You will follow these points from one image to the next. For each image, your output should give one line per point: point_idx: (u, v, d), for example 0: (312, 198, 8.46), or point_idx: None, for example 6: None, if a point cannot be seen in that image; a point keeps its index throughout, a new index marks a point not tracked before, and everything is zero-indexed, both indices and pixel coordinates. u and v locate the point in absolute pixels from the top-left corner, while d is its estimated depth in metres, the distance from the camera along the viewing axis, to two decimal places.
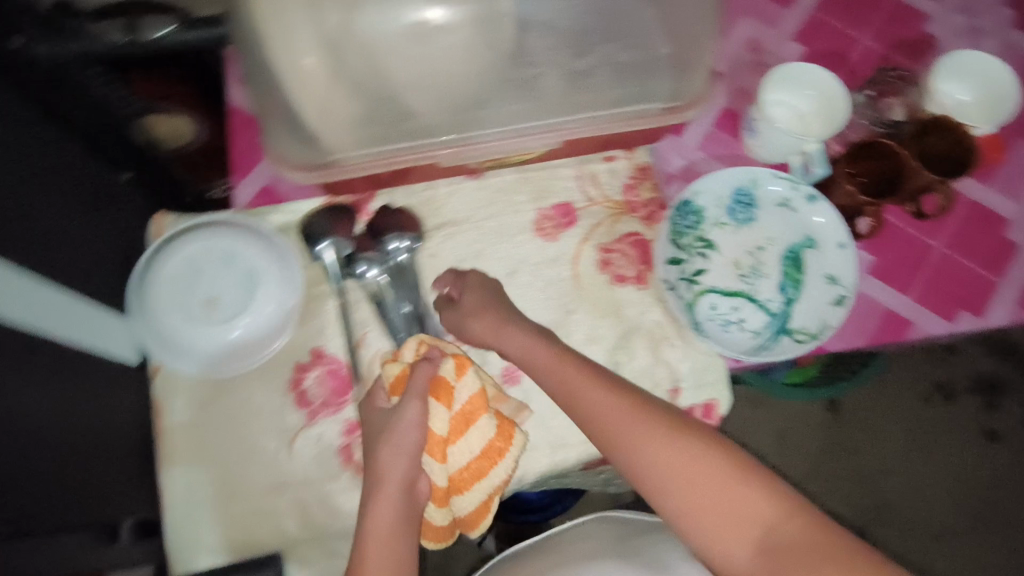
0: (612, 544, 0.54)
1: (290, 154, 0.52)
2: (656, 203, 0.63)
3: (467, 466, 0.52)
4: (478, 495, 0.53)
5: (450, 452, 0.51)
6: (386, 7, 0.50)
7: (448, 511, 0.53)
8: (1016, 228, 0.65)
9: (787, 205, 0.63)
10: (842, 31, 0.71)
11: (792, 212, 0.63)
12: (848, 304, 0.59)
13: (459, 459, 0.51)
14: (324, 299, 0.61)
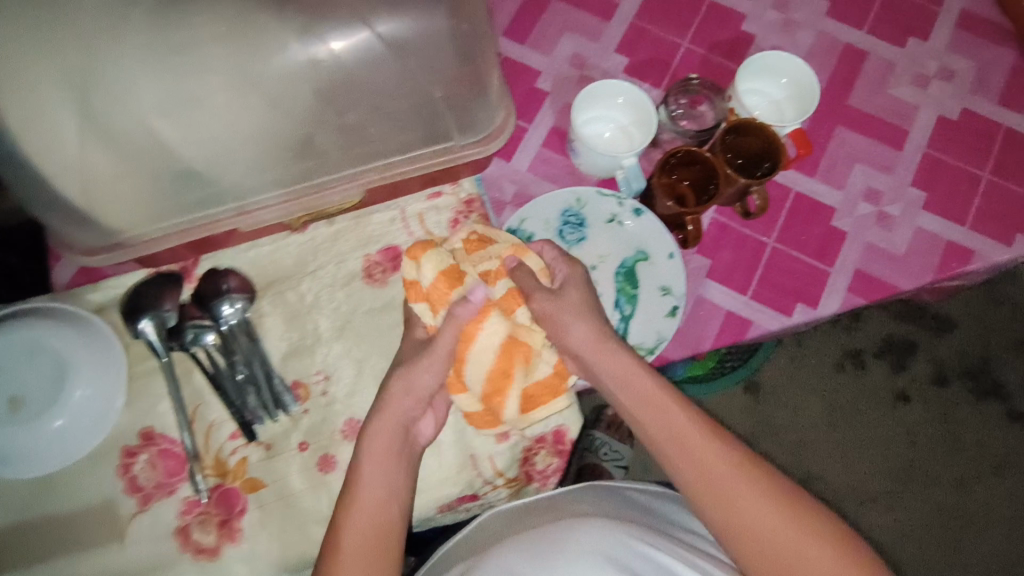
0: (607, 508, 0.58)
1: (78, 241, 0.51)
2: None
3: (491, 365, 0.54)
4: (514, 398, 0.55)
5: (479, 359, 0.54)
6: (144, 75, 0.48)
7: (474, 405, 0.56)
8: (841, 216, 0.67)
9: (615, 220, 0.63)
10: (662, 37, 0.71)
11: (620, 227, 0.63)
12: (680, 315, 0.60)
13: (476, 367, 0.54)
14: (151, 376, 0.59)
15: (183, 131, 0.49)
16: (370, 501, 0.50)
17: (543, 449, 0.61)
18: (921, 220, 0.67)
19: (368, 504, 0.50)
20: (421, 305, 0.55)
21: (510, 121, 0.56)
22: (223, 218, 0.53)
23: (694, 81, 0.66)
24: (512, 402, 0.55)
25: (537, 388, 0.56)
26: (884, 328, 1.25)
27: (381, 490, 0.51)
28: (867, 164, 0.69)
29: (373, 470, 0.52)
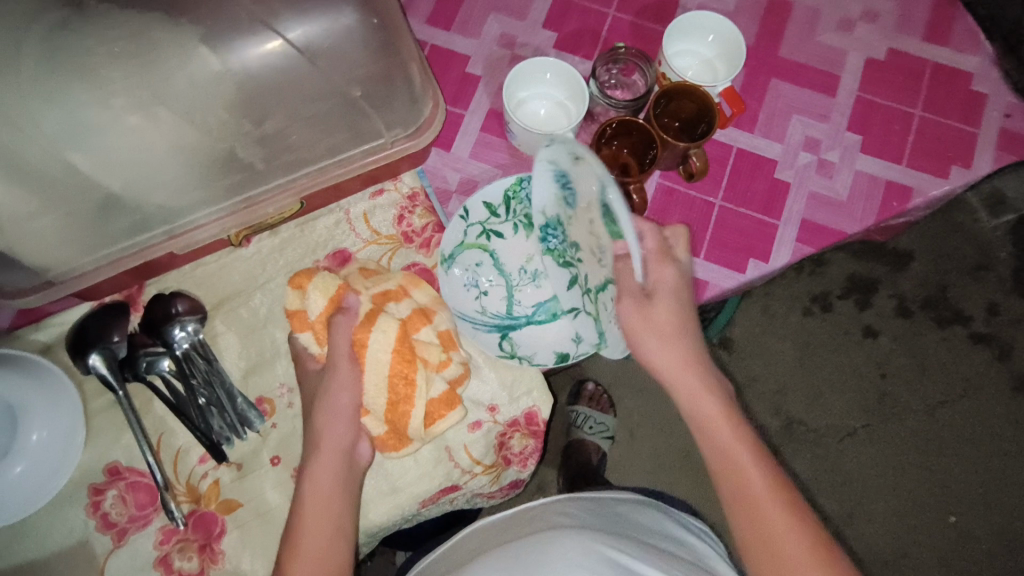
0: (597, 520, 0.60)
1: (7, 280, 0.50)
2: (432, 228, 0.62)
3: (389, 373, 0.53)
4: (422, 403, 0.54)
5: (371, 377, 0.53)
6: (49, 100, 0.45)
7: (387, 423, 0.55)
8: (784, 167, 0.68)
9: (573, 156, 0.49)
10: (588, 8, 0.71)
11: (579, 161, 0.48)
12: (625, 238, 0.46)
13: (376, 386, 0.53)
14: (111, 409, 0.58)
15: (102, 157, 0.47)
16: (311, 539, 0.48)
17: (517, 432, 0.61)
18: (860, 163, 0.68)
19: (313, 543, 0.48)
20: (312, 339, 0.55)
21: (441, 109, 0.55)
22: (155, 244, 0.52)
23: (621, 51, 0.65)
24: (416, 415, 0.54)
25: (435, 402, 0.55)
26: (847, 269, 1.27)
27: (326, 527, 0.49)
28: (804, 114, 0.70)
29: (315, 504, 0.49)
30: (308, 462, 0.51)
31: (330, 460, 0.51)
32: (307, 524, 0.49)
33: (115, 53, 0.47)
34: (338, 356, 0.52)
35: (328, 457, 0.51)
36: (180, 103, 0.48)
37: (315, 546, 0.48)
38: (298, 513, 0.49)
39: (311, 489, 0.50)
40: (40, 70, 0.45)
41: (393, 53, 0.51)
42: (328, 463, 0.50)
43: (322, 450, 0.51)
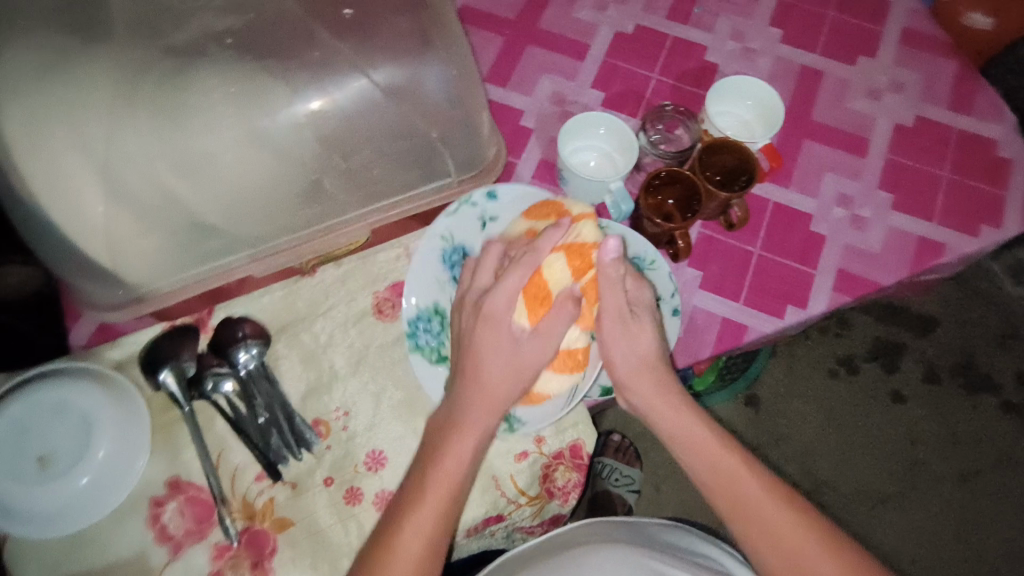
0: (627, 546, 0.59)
1: (97, 295, 0.53)
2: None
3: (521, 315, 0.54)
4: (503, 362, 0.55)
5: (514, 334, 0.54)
6: (161, 135, 0.51)
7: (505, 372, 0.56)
8: (819, 221, 0.72)
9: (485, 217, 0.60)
10: (633, 72, 0.77)
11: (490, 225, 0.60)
12: None
13: (550, 373, 0.57)
14: (175, 425, 0.60)
15: (202, 187, 0.52)
16: (418, 535, 0.49)
17: (562, 465, 0.62)
18: (892, 220, 0.72)
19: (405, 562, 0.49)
20: (520, 287, 0.53)
21: (503, 153, 0.61)
22: (236, 267, 0.56)
23: (667, 108, 0.71)
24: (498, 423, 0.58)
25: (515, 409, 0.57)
26: (872, 333, 1.28)
27: (427, 529, 0.50)
28: (837, 173, 0.74)
29: (432, 502, 0.50)
30: (440, 443, 0.52)
31: (466, 449, 0.52)
32: (415, 512, 0.50)
33: (218, 95, 0.52)
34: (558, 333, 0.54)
35: (448, 460, 0.51)
36: (275, 142, 0.53)
37: (413, 552, 0.49)
38: (406, 509, 0.50)
39: (427, 492, 0.51)
40: (156, 107, 0.51)
41: (461, 107, 0.57)
42: (456, 452, 0.52)
43: (460, 432, 0.52)
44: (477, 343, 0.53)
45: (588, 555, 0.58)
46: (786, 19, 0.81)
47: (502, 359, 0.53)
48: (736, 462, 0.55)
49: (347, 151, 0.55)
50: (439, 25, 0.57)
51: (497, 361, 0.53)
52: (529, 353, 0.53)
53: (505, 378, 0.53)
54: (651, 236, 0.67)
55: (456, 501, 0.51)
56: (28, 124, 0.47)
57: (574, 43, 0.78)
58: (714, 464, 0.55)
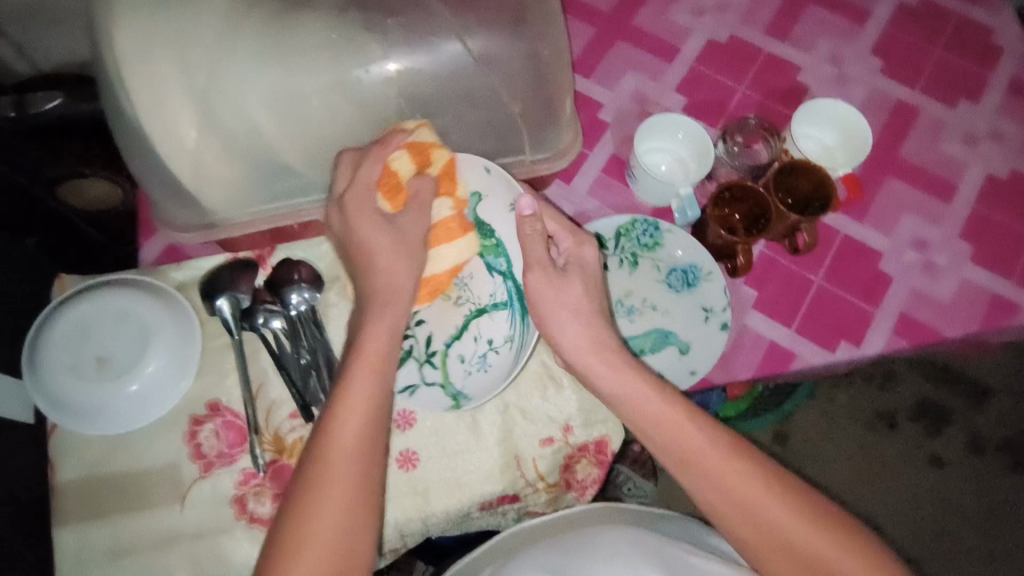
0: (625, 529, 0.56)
1: (176, 218, 0.56)
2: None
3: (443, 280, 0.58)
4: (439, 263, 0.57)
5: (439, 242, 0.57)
6: (258, 70, 0.53)
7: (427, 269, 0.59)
8: (889, 261, 0.69)
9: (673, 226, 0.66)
10: (720, 81, 0.76)
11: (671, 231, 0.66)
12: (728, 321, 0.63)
13: (433, 250, 0.57)
14: (223, 352, 0.62)
15: (288, 127, 0.54)
16: (344, 442, 0.46)
17: (584, 458, 0.62)
18: (967, 273, 0.69)
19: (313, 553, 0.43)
20: (374, 180, 0.52)
21: (578, 140, 0.60)
22: (305, 209, 0.57)
23: (751, 122, 0.70)
24: (444, 257, 0.57)
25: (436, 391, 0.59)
26: (920, 392, 1.21)
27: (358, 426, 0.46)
28: (915, 215, 0.71)
29: (352, 401, 0.47)
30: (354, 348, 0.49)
31: (379, 341, 0.49)
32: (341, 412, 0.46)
33: (316, 40, 0.53)
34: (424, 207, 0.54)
35: (355, 408, 0.47)
36: (361, 93, 0.55)
37: (329, 534, 0.44)
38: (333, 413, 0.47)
39: (352, 391, 0.47)
40: (257, 43, 0.53)
41: (545, 86, 0.57)
42: (371, 352, 0.49)
43: (373, 322, 0.50)
44: (357, 232, 0.52)
45: (591, 535, 0.55)
46: (888, 50, 0.78)
47: (384, 236, 0.52)
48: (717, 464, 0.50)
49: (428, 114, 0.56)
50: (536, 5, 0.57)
51: (383, 240, 0.52)
52: (409, 225, 0.54)
53: (392, 266, 0.52)
54: (711, 247, 0.67)
55: (357, 471, 0.46)
56: (139, 42, 0.50)
57: (666, 44, 0.77)
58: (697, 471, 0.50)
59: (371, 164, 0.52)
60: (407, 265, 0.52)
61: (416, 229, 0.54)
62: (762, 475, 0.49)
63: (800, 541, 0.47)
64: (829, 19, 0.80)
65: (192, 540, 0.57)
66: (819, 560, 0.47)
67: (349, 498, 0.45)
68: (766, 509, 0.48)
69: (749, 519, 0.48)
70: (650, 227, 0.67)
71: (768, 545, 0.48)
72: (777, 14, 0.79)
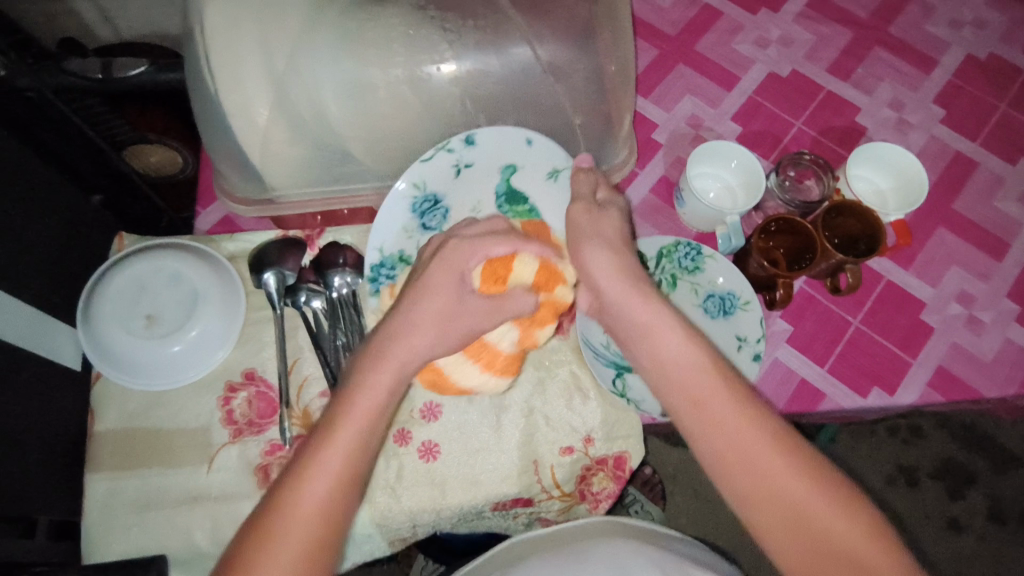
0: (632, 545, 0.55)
1: (237, 190, 0.59)
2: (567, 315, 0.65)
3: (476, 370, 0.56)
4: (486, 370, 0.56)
5: (483, 348, 0.55)
6: (332, 56, 0.55)
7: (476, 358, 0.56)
8: (931, 311, 0.68)
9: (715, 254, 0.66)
10: (777, 114, 0.76)
11: (712, 257, 0.66)
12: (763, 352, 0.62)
13: (464, 360, 0.55)
14: (263, 324, 0.64)
15: (352, 113, 0.56)
16: (360, 411, 0.44)
17: (602, 471, 0.62)
18: (1012, 332, 0.68)
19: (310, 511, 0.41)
20: (485, 255, 0.51)
21: (632, 160, 0.62)
22: (361, 195, 0.61)
23: (806, 157, 0.70)
24: (462, 367, 0.56)
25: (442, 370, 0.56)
26: (945, 452, 1.18)
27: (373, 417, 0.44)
28: (963, 268, 0.70)
29: (371, 388, 0.45)
30: (387, 333, 0.48)
31: (414, 342, 0.47)
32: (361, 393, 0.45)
33: (391, 34, 0.55)
34: (506, 312, 0.51)
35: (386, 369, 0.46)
36: (430, 90, 0.57)
37: (320, 503, 0.42)
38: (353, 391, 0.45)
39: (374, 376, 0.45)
40: (334, 31, 0.55)
41: (605, 102, 0.60)
42: (401, 345, 0.47)
43: (417, 319, 0.48)
44: (428, 272, 0.50)
45: (589, 545, 0.55)
46: (952, 100, 0.78)
47: (444, 293, 0.49)
48: (753, 438, 0.45)
49: None
50: (606, 20, 0.59)
51: (439, 298, 0.49)
52: (472, 309, 0.50)
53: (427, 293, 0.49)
54: (751, 276, 0.67)
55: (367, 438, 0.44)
56: (226, 19, 0.53)
57: (726, 72, 0.78)
58: (732, 442, 0.46)
59: (472, 250, 0.51)
60: (463, 326, 0.49)
61: (471, 322, 0.49)
62: (783, 451, 0.45)
63: (826, 525, 0.43)
64: (894, 64, 0.79)
65: (213, 502, 0.58)
66: (849, 552, 0.42)
67: (338, 483, 0.42)
68: (774, 469, 0.44)
69: (757, 484, 0.45)
70: (693, 250, 0.67)
71: (793, 529, 0.43)
72: (841, 53, 0.79)
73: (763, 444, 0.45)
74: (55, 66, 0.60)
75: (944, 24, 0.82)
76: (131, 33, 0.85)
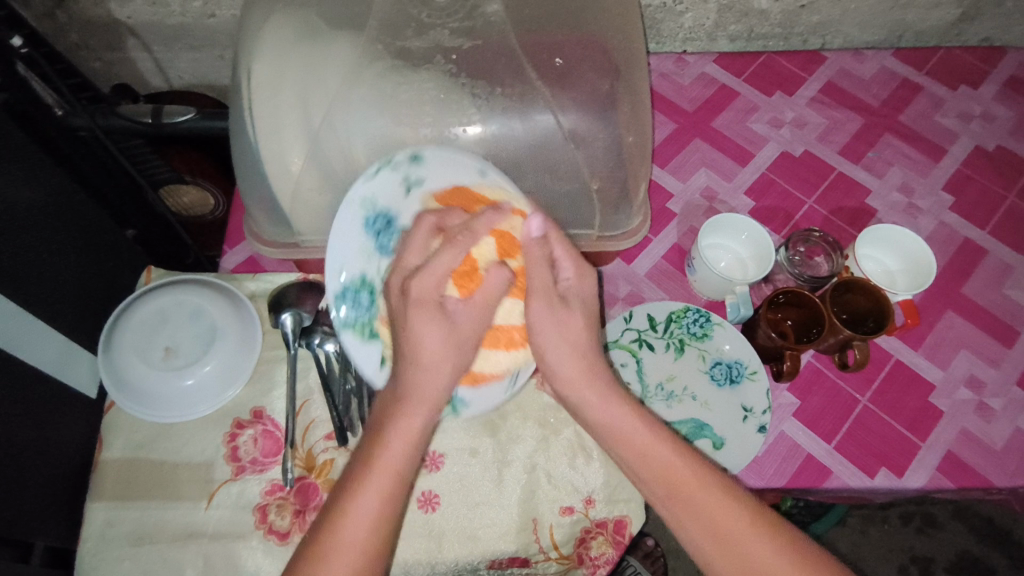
0: None
1: (265, 233, 0.62)
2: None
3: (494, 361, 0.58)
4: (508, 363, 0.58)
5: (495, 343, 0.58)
6: (366, 114, 0.58)
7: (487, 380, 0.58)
8: (941, 394, 0.68)
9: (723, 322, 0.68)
10: (789, 191, 0.78)
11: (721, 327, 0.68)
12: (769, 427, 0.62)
13: (487, 351, 0.57)
14: (275, 363, 0.65)
15: None
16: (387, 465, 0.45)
17: (600, 536, 0.61)
18: (1023, 421, 0.67)
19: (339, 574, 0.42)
20: (458, 265, 0.53)
21: (645, 227, 0.65)
22: None
23: (815, 234, 0.71)
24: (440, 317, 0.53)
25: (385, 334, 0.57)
26: (959, 545, 1.11)
27: (395, 471, 0.45)
28: (973, 353, 0.70)
29: (404, 429, 0.46)
30: (411, 390, 0.47)
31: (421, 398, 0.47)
32: (391, 442, 0.46)
33: (423, 96, 0.58)
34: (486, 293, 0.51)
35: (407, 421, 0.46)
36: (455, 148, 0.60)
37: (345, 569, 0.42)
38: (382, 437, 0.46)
39: (407, 417, 0.46)
40: (370, 90, 0.58)
41: (622, 168, 0.62)
42: (428, 395, 0.47)
43: (421, 376, 0.47)
44: (412, 322, 0.47)
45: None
46: (961, 189, 0.80)
47: (437, 332, 0.47)
48: (693, 487, 0.48)
49: None
50: (627, 95, 0.62)
51: (437, 336, 0.47)
52: (461, 321, 0.49)
53: (432, 348, 0.47)
54: (758, 347, 0.68)
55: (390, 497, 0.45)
56: (273, 76, 0.57)
57: (740, 149, 0.81)
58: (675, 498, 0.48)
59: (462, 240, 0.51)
60: (443, 381, 0.47)
61: (475, 327, 0.50)
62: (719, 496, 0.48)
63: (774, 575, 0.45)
64: (904, 150, 0.82)
65: (209, 540, 0.58)
66: None
67: (371, 545, 0.44)
68: (716, 516, 0.47)
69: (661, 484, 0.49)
70: (701, 317, 0.68)
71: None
72: (853, 138, 0.82)
73: (675, 460, 0.49)
74: (109, 110, 0.65)
75: (953, 116, 0.85)
76: (179, 81, 0.90)
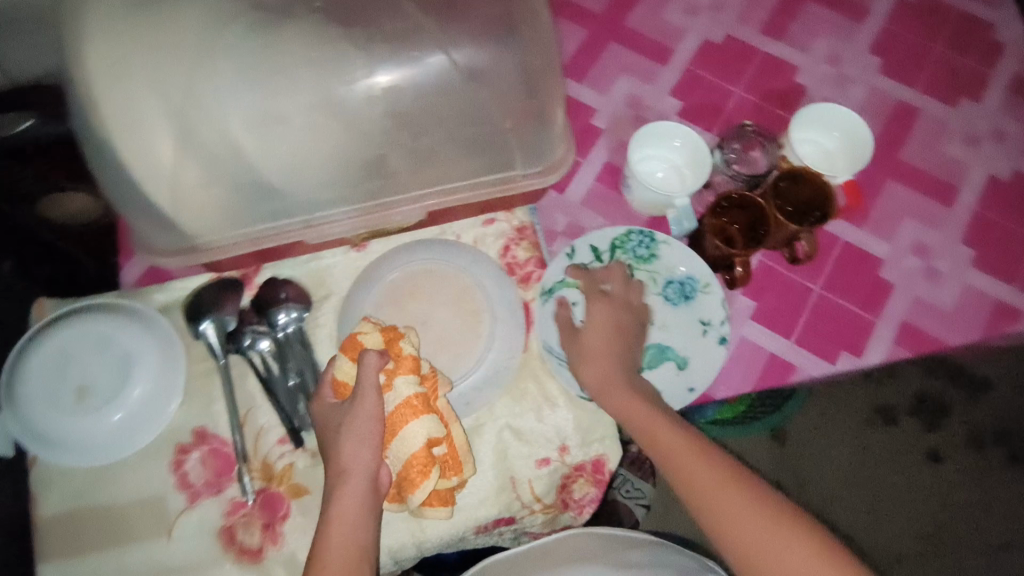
0: (602, 555, 0.52)
1: (155, 242, 0.56)
2: (534, 264, 0.65)
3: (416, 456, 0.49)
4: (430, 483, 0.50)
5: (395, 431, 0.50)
6: (233, 87, 0.50)
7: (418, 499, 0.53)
8: (890, 268, 0.68)
9: (670, 240, 0.65)
10: (716, 83, 0.74)
11: (669, 245, 0.65)
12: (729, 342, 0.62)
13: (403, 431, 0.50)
14: (209, 377, 0.61)
15: (268, 150, 0.52)
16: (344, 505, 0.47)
17: (582, 477, 0.60)
18: (969, 277, 0.68)
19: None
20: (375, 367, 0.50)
21: (565, 163, 0.60)
22: (290, 231, 0.58)
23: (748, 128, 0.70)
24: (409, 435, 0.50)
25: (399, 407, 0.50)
26: (918, 388, 1.15)
27: (354, 505, 0.47)
28: (917, 219, 0.70)
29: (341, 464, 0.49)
30: (331, 490, 0.48)
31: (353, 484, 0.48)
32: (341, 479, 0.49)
33: (297, 56, 0.51)
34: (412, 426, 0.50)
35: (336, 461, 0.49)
36: (348, 110, 0.52)
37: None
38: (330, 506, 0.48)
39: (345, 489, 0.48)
40: (237, 63, 0.50)
41: (536, 97, 0.57)
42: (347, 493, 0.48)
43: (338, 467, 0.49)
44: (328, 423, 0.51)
45: (569, 568, 0.51)
46: (888, 48, 0.77)
47: (362, 447, 0.48)
48: (643, 406, 0.52)
49: (401, 137, 0.54)
50: (526, 13, 0.56)
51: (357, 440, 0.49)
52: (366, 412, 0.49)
53: (345, 451, 0.49)
54: (708, 257, 0.65)
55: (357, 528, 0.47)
56: (111, 67, 0.49)
57: (658, 45, 0.75)
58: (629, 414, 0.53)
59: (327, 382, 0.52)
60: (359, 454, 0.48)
61: (361, 420, 0.49)
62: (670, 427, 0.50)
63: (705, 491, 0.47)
64: (826, 17, 0.77)
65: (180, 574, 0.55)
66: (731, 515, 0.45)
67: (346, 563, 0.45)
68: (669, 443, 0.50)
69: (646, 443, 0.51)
70: (646, 238, 0.65)
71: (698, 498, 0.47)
72: (773, 13, 0.77)
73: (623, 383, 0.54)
74: None
75: None
76: None
